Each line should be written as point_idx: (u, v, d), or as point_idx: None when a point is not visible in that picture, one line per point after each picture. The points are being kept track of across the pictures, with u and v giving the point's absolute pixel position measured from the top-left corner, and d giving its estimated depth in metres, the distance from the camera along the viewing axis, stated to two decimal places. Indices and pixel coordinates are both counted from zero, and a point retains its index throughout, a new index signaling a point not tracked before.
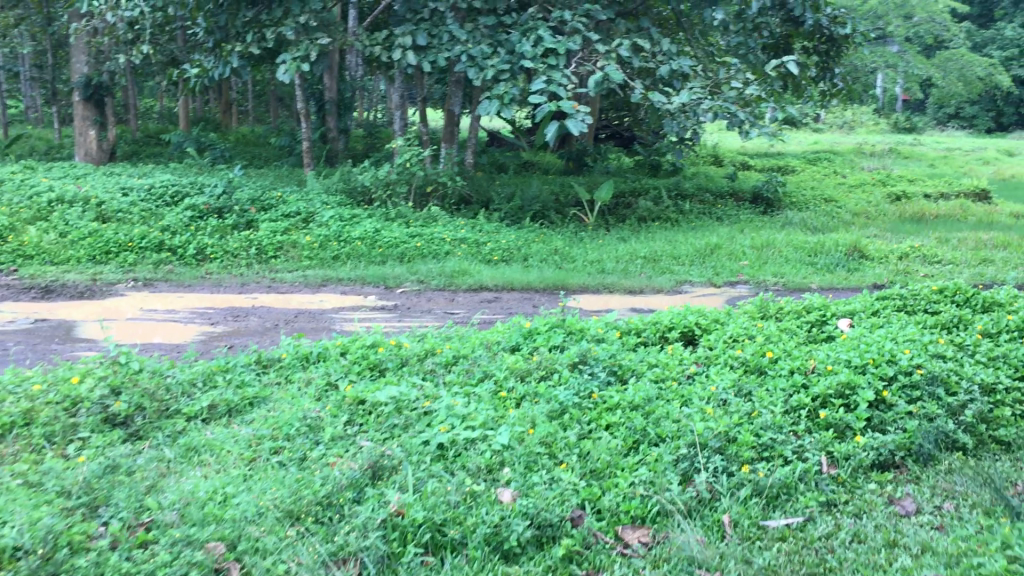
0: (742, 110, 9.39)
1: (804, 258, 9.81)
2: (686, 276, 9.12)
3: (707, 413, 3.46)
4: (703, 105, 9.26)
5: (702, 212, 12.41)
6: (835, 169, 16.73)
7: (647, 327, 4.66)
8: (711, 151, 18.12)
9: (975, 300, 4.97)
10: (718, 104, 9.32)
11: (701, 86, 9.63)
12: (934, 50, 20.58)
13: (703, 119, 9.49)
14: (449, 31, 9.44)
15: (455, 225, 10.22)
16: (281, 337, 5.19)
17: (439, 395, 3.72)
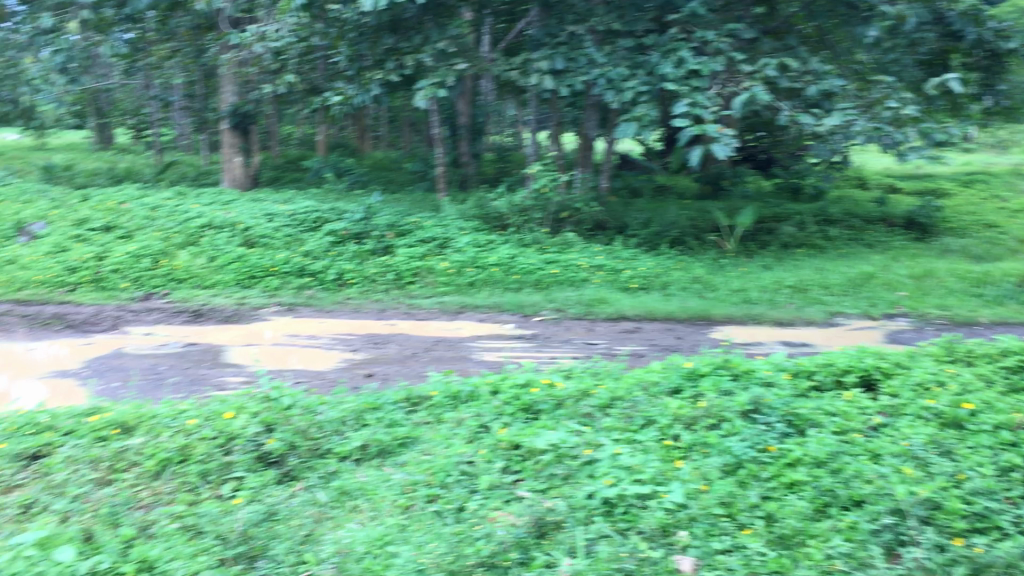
0: (899, 132, 8.77)
1: (969, 290, 9.09)
2: (838, 307, 8.56)
3: (906, 475, 3.07)
4: (855, 127, 8.67)
5: (850, 238, 11.76)
6: (994, 192, 15.62)
7: (819, 369, 4.28)
8: (856, 174, 17.31)
9: None
10: (872, 125, 8.73)
11: (853, 106, 9.05)
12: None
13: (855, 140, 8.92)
14: (586, 54, 9.18)
15: (592, 251, 9.94)
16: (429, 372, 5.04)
17: (601, 443, 3.47)
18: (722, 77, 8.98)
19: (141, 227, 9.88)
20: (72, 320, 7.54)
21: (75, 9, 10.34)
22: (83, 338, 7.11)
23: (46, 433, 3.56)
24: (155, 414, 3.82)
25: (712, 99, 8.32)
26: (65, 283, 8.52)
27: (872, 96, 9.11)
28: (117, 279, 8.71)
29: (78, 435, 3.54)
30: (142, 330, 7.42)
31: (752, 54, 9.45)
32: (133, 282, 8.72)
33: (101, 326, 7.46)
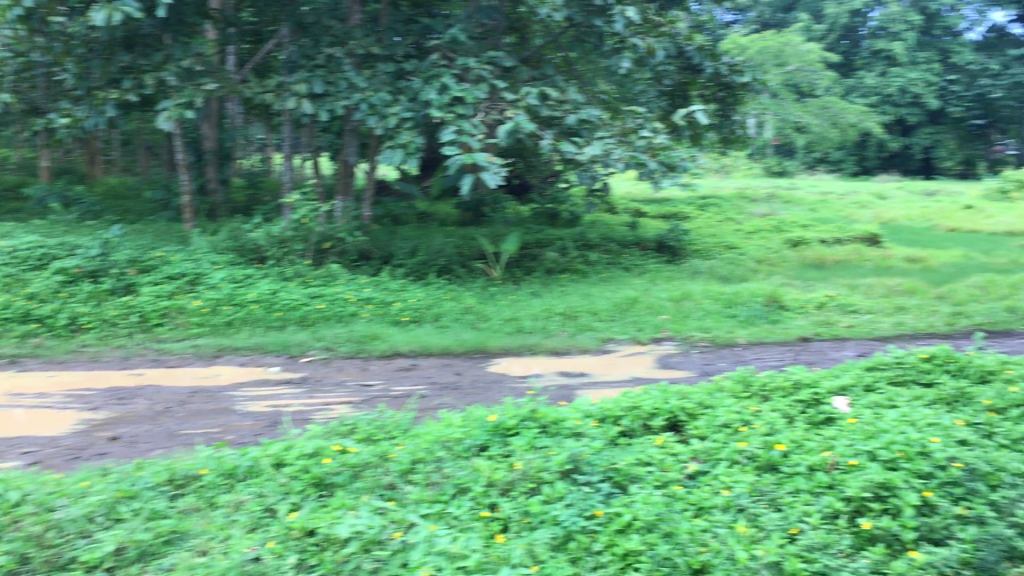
0: (652, 159, 8.31)
1: (723, 311, 8.41)
2: (608, 333, 7.79)
3: (742, 533, 3.01)
4: (615, 154, 8.06)
5: (609, 262, 10.78)
6: (726, 214, 14.28)
7: (625, 414, 4.12)
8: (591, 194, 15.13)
9: (971, 371, 4.54)
10: (629, 154, 8.14)
11: (611, 135, 8.38)
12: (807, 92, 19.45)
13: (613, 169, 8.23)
14: (347, 78, 8.29)
15: (359, 284, 9.31)
16: (197, 444, 4.37)
17: (411, 521, 3.09)
18: (484, 104, 8.16)
19: None
20: None
21: None
22: None
23: None
24: None
25: (479, 126, 7.84)
26: None
27: (627, 125, 8.56)
28: None
29: None
30: None
31: (512, 82, 8.62)
32: None
33: None
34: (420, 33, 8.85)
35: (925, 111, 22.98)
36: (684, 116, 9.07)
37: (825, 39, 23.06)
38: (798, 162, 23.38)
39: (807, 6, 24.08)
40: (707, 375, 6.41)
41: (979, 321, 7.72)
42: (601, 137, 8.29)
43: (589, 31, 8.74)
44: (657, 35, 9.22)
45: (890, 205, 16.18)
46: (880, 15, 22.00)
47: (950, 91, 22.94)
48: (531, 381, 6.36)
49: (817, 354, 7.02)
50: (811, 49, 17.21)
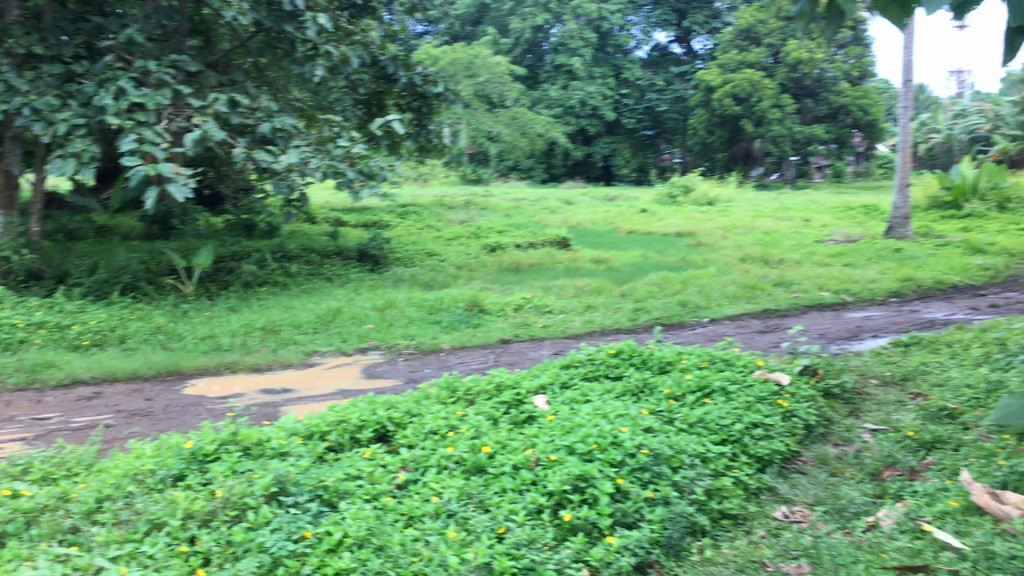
0: (351, 168, 8.29)
1: (427, 317, 8.52)
2: (312, 346, 7.61)
3: (452, 539, 3.04)
4: (312, 163, 7.93)
5: (311, 273, 10.54)
6: (426, 222, 14.52)
7: (332, 428, 4.03)
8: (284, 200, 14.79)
9: (652, 362, 4.94)
10: (326, 163, 8.04)
11: (307, 143, 8.23)
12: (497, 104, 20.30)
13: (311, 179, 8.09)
14: (4, 79, 7.33)
15: (29, 307, 8.25)
16: None
17: (99, 567, 2.84)
18: (167, 111, 7.65)
19: None
20: None
21: None
22: None
23: None
24: None
25: (163, 133, 7.35)
26: None
27: (323, 134, 8.45)
28: None
29: None
30: None
31: (197, 88, 8.17)
32: None
33: None
34: (91, 33, 8.14)
35: (602, 122, 24.80)
36: (380, 125, 9.04)
37: (512, 52, 24.21)
38: (492, 169, 24.17)
39: (492, 20, 25.16)
40: (413, 383, 6.47)
41: (657, 315, 8.43)
42: (297, 146, 8.11)
43: (280, 37, 8.51)
44: (349, 43, 9.24)
45: (575, 210, 17.28)
46: (560, 32, 23.42)
47: (624, 104, 25.15)
48: (231, 403, 5.97)
49: (516, 354, 7.32)
50: (498, 62, 17.96)
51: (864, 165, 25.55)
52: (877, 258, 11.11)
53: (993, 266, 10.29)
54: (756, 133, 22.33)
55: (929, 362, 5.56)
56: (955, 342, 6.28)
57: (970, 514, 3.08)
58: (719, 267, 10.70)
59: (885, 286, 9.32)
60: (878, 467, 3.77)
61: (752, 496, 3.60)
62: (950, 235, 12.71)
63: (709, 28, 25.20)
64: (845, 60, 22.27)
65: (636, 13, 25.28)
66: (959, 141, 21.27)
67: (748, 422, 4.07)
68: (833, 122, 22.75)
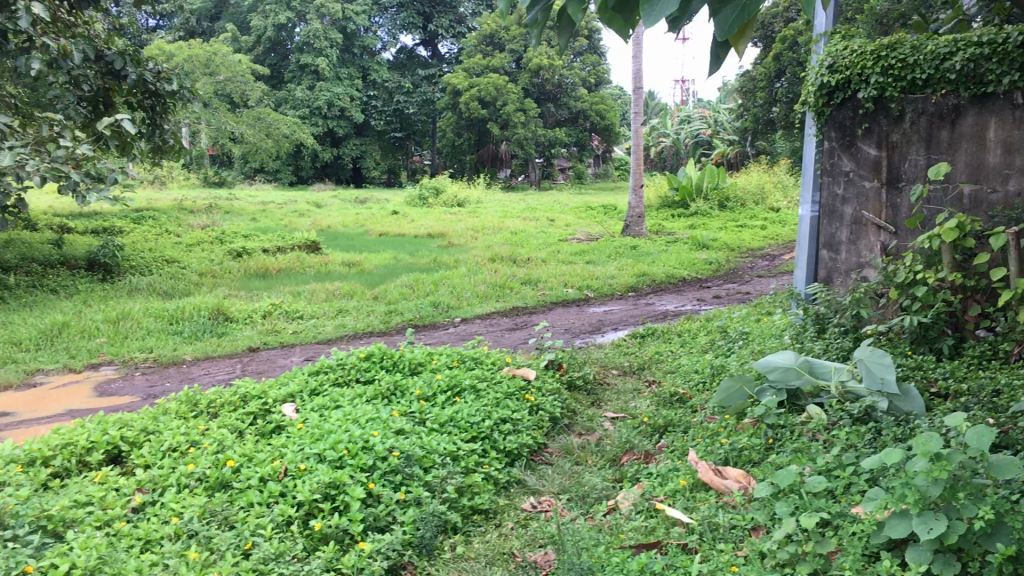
0: (75, 171, 7.69)
1: (167, 328, 8.05)
2: (34, 364, 6.95)
3: (194, 559, 2.87)
4: (29, 166, 7.28)
5: (32, 285, 9.65)
6: (164, 228, 13.73)
7: (57, 453, 3.71)
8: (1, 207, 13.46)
9: (403, 363, 4.94)
10: (46, 165, 7.40)
11: (22, 144, 7.52)
12: (239, 104, 19.59)
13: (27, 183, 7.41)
14: None
15: None
16: None
17: None
18: None
19: None
20: None
21: None
22: None
23: None
24: None
25: None
26: None
27: (42, 134, 7.77)
28: None
29: None
30: None
31: None
32: None
33: None
34: None
35: (351, 124, 24.59)
36: (108, 124, 8.42)
37: (254, 50, 23.52)
38: (236, 172, 23.21)
39: (232, 17, 24.26)
40: (151, 399, 6.08)
41: (410, 317, 8.46)
42: (11, 146, 7.40)
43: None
44: (70, 35, 8.65)
45: (325, 213, 17.00)
46: (304, 31, 22.87)
47: (372, 106, 25.11)
48: None
49: (265, 362, 7.10)
50: (240, 60, 17.36)
51: (602, 167, 27.02)
52: (616, 255, 11.77)
53: (717, 260, 11.20)
54: (502, 136, 22.98)
55: (661, 351, 5.96)
56: (683, 331, 6.78)
57: (697, 491, 3.34)
58: (469, 267, 10.92)
59: (623, 281, 9.90)
60: (617, 453, 3.98)
61: (501, 490, 3.71)
62: (679, 232, 13.71)
63: (454, 32, 25.67)
64: (582, 67, 23.47)
65: (382, 15, 25.39)
66: (685, 145, 23.00)
67: (496, 418, 4.17)
68: (573, 126, 23.89)
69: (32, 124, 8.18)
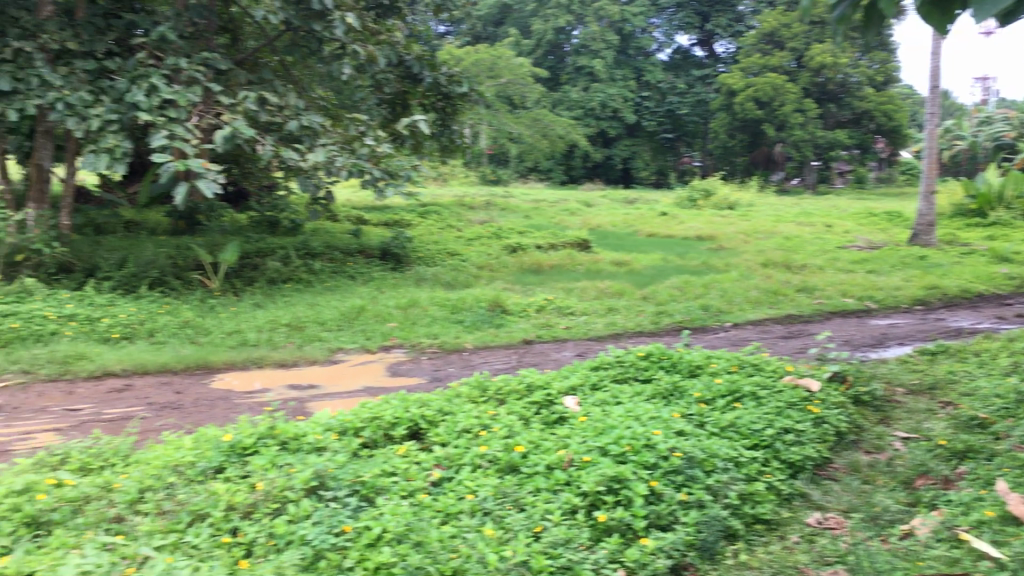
0: (377, 168, 8.36)
1: (450, 317, 8.57)
2: (337, 343, 7.65)
3: (490, 537, 3.07)
4: (338, 162, 7.96)
5: (334, 270, 10.60)
6: (447, 222, 14.57)
7: (366, 425, 4.09)
8: (309, 199, 14.90)
9: (683, 364, 4.95)
10: (353, 162, 8.08)
11: (333, 142, 8.27)
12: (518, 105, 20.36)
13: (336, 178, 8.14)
14: (39, 74, 7.35)
15: (60, 298, 7.91)
16: None
17: (144, 555, 2.90)
18: (196, 109, 7.75)
19: None
20: None
21: None
22: None
23: None
24: None
25: (193, 130, 7.41)
26: None
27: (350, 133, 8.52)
28: None
29: None
30: None
31: (228, 85, 8.30)
32: None
33: None
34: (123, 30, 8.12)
35: (623, 125, 24.83)
36: (405, 124, 9.03)
37: (534, 53, 24.24)
38: (511, 170, 24.22)
39: (515, 21, 25.26)
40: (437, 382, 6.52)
41: (681, 319, 8.44)
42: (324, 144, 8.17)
43: (309, 37, 8.60)
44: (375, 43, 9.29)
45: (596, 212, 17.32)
46: (582, 33, 23.48)
47: (645, 107, 25.17)
48: (262, 399, 6.00)
49: (540, 355, 7.37)
50: (522, 63, 18.05)
51: (886, 171, 25.46)
52: (901, 265, 11.07)
53: (1019, 275, 10.23)
54: (778, 137, 22.25)
55: (956, 370, 5.55)
56: (982, 351, 6.28)
57: (1006, 525, 3.10)
58: (741, 272, 10.70)
59: (910, 294, 9.30)
60: (911, 475, 3.77)
61: (784, 501, 3.63)
62: (975, 243, 12.66)
63: (732, 31, 25.17)
64: (870, 65, 22.16)
65: (659, 16, 25.31)
66: (983, 148, 21.23)
67: (779, 428, 4.09)
68: (856, 127, 22.67)
69: (341, 125, 9.01)
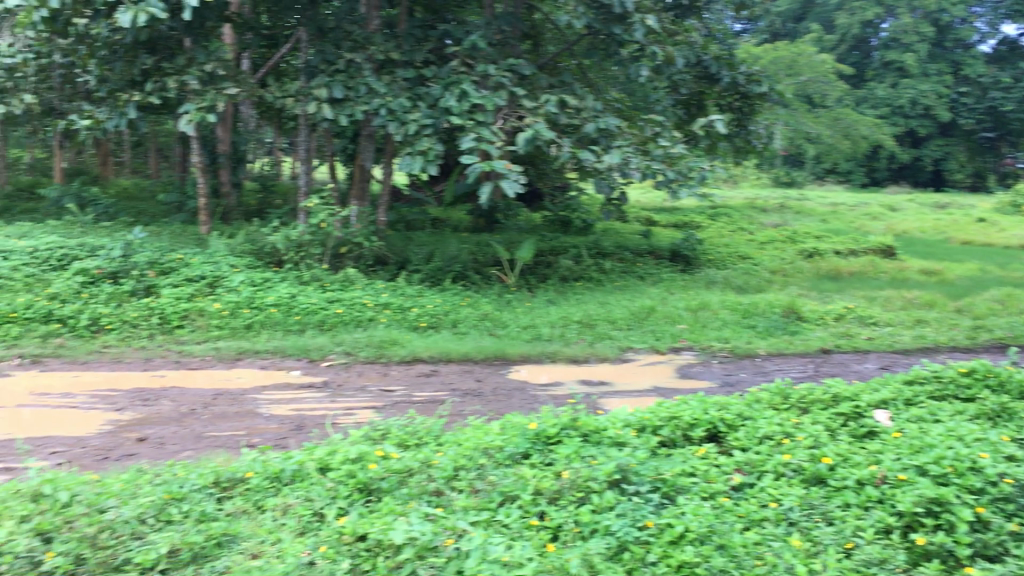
0: (672, 168, 8.30)
1: (741, 321, 8.39)
2: (627, 342, 7.74)
3: (797, 548, 2.99)
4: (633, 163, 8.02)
5: (624, 270, 10.74)
6: (738, 225, 14.26)
7: (664, 424, 4.11)
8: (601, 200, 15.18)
9: (1011, 386, 4.51)
10: (648, 163, 8.11)
11: (629, 143, 8.36)
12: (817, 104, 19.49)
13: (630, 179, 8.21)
14: (367, 83, 8.11)
15: (377, 287, 8.64)
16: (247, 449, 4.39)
17: (463, 529, 3.11)
18: (502, 112, 8.16)
19: None
20: None
21: None
22: None
23: None
24: None
25: (498, 133, 7.80)
26: None
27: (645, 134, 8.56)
28: None
29: None
30: None
31: (531, 89, 8.66)
32: None
33: None
34: (438, 40, 8.70)
35: (936, 124, 23.00)
36: (700, 124, 8.88)
37: (837, 49, 23.04)
38: (807, 172, 23.25)
39: (817, 17, 24.14)
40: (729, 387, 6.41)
41: (1001, 335, 7.71)
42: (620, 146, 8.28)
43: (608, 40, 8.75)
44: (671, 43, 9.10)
45: (901, 217, 16.20)
46: (892, 27, 22.03)
47: (962, 104, 23.14)
48: (560, 392, 6.20)
49: (839, 366, 7.03)
50: (824, 61, 17.23)
51: None
52: None
53: None
54: None
55: None
56: None
57: None
58: None
59: None
60: None
61: None
62: None
63: None
64: None
65: (982, 4, 23.16)
66: None
67: None
68: None
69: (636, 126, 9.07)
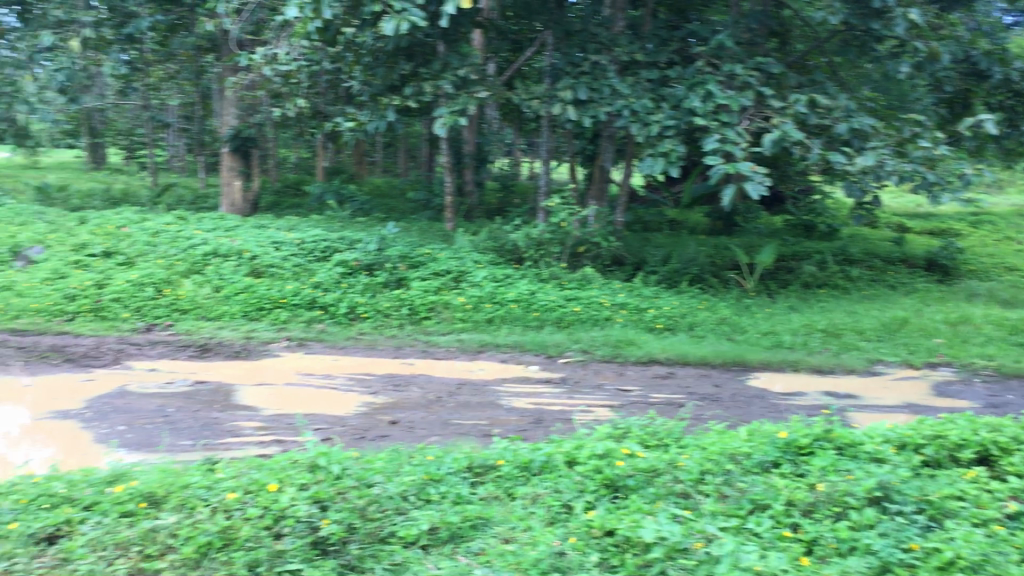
0: (933, 171, 7.72)
1: (1008, 338, 7.72)
2: (877, 354, 7.33)
3: None
4: (889, 165, 7.56)
5: (873, 279, 10.17)
6: (1005, 233, 13.12)
7: (928, 442, 3.87)
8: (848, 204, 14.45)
9: None
10: (906, 166, 7.62)
11: (885, 144, 7.90)
12: None
13: (884, 182, 7.75)
14: (611, 84, 8.16)
15: (614, 287, 8.68)
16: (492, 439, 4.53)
17: (715, 535, 3.07)
18: (749, 112, 7.94)
19: (143, 254, 8.38)
20: (71, 353, 6.35)
21: (74, 26, 9.44)
22: (82, 374, 5.87)
23: (63, 506, 3.20)
24: (190, 482, 3.40)
25: (743, 134, 7.60)
26: (63, 312, 7.20)
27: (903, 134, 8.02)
28: (117, 308, 7.37)
29: (102, 511, 3.16)
30: (147, 365, 6.17)
31: (779, 89, 8.38)
32: (133, 312, 7.37)
33: (98, 360, 6.20)
34: (683, 39, 8.61)
35: None
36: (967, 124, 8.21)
37: None
38: None
39: None
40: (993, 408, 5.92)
41: None
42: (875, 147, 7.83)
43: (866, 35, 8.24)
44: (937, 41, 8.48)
45: None
46: None
47: None
48: (804, 403, 5.97)
49: None
50: None
51: None
52: None
53: None
54: None
55: None
56: None
57: None
58: None
59: None
60: None
61: None
62: None
63: None
64: None
65: None
66: None
67: None
68: None
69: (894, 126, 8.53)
